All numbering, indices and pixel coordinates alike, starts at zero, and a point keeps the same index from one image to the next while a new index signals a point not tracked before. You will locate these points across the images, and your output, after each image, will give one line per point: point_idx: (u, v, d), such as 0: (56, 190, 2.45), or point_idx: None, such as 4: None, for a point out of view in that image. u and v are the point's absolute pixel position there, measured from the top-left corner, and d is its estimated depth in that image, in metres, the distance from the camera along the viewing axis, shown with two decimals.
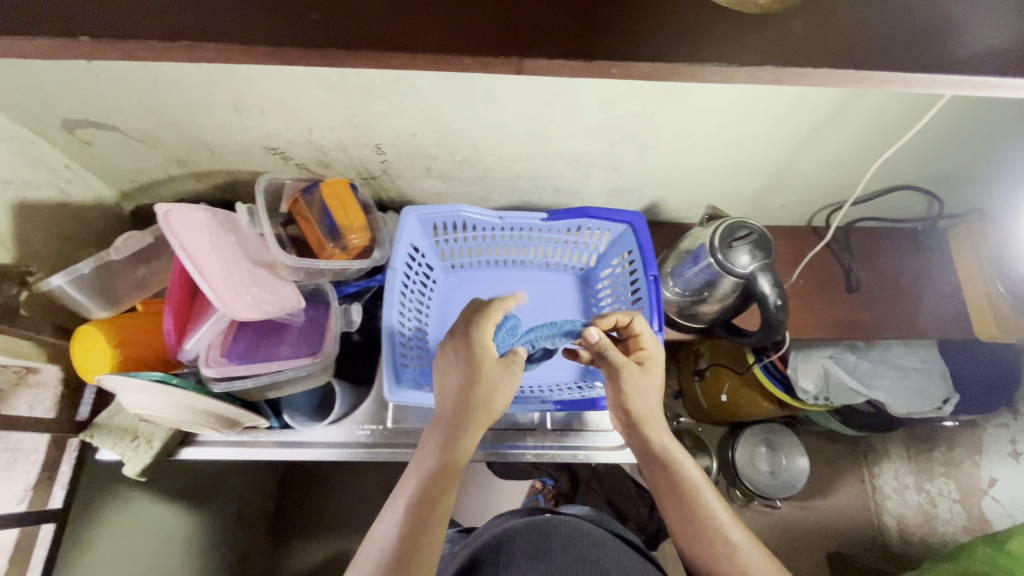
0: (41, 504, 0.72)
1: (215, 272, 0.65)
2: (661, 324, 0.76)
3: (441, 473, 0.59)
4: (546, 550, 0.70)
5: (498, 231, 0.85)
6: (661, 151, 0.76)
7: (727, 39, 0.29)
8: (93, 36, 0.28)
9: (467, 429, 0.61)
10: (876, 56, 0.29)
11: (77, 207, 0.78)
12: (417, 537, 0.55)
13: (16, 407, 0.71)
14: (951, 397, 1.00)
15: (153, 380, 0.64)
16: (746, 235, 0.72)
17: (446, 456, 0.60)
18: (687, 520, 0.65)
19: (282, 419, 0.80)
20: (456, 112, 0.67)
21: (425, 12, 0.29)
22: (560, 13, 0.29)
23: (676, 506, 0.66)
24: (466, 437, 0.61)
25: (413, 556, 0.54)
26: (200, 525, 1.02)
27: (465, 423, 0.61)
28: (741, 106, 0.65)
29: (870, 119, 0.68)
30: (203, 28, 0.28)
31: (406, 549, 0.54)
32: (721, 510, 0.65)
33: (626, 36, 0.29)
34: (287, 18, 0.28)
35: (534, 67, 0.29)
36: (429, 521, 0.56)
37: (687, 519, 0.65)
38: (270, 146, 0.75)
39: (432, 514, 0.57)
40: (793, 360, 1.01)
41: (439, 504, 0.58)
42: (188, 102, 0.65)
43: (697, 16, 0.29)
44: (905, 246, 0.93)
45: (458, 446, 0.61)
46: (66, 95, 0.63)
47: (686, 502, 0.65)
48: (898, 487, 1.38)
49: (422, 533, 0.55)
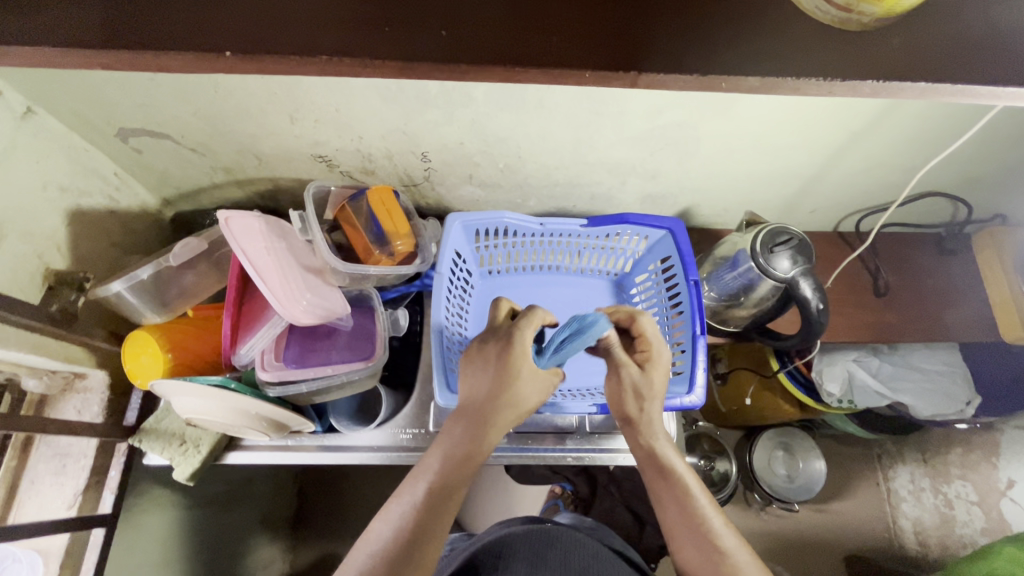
0: (90, 509, 0.73)
1: (274, 278, 0.67)
2: (703, 328, 0.77)
3: (445, 471, 0.57)
4: (546, 562, 0.71)
5: (537, 237, 0.87)
6: (701, 159, 0.77)
7: (829, 55, 0.31)
8: (237, 53, 0.30)
9: (487, 426, 0.58)
10: (971, 71, 0.30)
11: (124, 214, 0.79)
12: (412, 540, 0.53)
13: (63, 412, 0.73)
14: (973, 399, 1.00)
15: (210, 384, 0.65)
16: (788, 240, 0.74)
17: (450, 455, 0.58)
18: (686, 533, 0.60)
19: (326, 422, 0.81)
20: (507, 121, 0.68)
21: (544, 32, 0.30)
22: (670, 32, 0.31)
23: (678, 521, 0.61)
24: (479, 436, 0.58)
25: (422, 539, 0.53)
26: (230, 531, 1.02)
27: (492, 416, 0.58)
28: (786, 116, 0.67)
29: (909, 128, 0.70)
30: (339, 45, 0.30)
31: (408, 542, 0.53)
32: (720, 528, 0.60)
33: (734, 52, 0.31)
34: (419, 38, 0.30)
35: (648, 82, 0.30)
36: (438, 513, 0.55)
37: (688, 534, 0.60)
38: (318, 154, 0.76)
39: (435, 514, 0.55)
40: (817, 363, 1.02)
41: (440, 506, 0.55)
42: (244, 111, 0.66)
43: (800, 34, 0.31)
44: (931, 252, 0.94)
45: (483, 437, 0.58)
46: (126, 105, 0.65)
47: (692, 517, 0.61)
48: (914, 490, 1.35)
49: (416, 538, 0.53)
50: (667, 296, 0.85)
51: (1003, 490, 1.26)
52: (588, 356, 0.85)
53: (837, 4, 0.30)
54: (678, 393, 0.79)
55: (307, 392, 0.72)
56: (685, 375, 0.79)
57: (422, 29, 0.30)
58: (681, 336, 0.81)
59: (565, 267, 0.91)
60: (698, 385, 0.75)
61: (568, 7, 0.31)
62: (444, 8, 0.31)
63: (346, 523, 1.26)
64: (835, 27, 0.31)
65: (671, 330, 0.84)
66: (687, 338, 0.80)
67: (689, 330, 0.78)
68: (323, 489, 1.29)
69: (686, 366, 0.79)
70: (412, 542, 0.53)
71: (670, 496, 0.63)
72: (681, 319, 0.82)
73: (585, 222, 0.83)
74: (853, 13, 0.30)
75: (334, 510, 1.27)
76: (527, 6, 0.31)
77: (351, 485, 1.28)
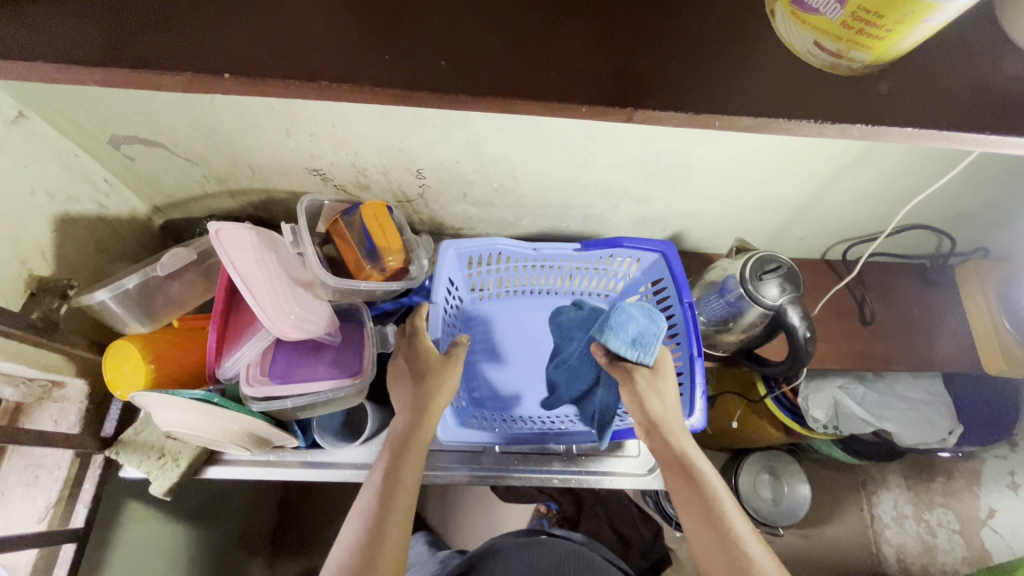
0: (62, 524, 0.70)
1: (263, 293, 0.65)
2: (700, 350, 0.78)
3: (399, 453, 0.61)
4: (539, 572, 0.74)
5: (531, 261, 0.87)
6: (693, 185, 0.78)
7: (820, 100, 0.31)
8: (233, 73, 0.29)
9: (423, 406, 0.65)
10: (949, 118, 0.31)
11: (113, 220, 0.78)
12: (381, 522, 0.55)
13: (39, 422, 0.72)
14: (955, 429, 1.01)
15: (192, 398, 0.63)
16: (777, 268, 0.74)
17: (404, 436, 0.63)
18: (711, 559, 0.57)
19: (308, 437, 0.78)
20: (502, 141, 0.68)
21: (538, 61, 0.31)
22: (668, 68, 0.31)
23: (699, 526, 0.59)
24: (429, 414, 0.64)
25: (386, 520, 0.55)
26: (205, 545, 0.99)
27: (424, 395, 0.65)
28: (775, 148, 0.68)
29: (896, 164, 0.71)
30: (335, 71, 0.30)
31: (375, 524, 0.55)
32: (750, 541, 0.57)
33: (729, 92, 0.31)
34: (418, 66, 0.30)
35: (644, 117, 0.31)
36: (395, 494, 0.57)
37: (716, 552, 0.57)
38: (313, 167, 0.76)
39: (399, 493, 0.58)
40: (804, 389, 1.02)
41: (401, 492, 0.58)
42: (240, 124, 0.66)
43: (791, 76, 0.32)
44: (914, 282, 0.96)
45: (421, 415, 0.64)
46: (119, 113, 0.64)
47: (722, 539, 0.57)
48: (896, 516, 1.31)
49: (386, 518, 0.55)
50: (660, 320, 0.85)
51: (982, 519, 1.19)
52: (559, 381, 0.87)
53: (828, 51, 0.30)
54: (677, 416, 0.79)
55: (293, 408, 0.71)
56: (684, 399, 0.79)
57: (422, 58, 0.31)
58: (679, 361, 0.82)
59: (557, 290, 0.91)
60: (699, 409, 0.75)
61: (567, 43, 0.32)
62: (443, 39, 0.31)
63: (327, 537, 1.23)
64: (826, 71, 0.32)
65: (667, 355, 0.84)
66: (684, 359, 0.81)
67: (687, 351, 0.79)
68: (304, 503, 1.26)
69: (685, 389, 0.79)
70: (383, 522, 0.55)
71: (694, 511, 0.59)
72: (676, 343, 0.83)
73: (579, 247, 0.83)
74: (843, 59, 0.31)
75: (317, 524, 1.24)
76: (529, 43, 0.31)
77: (333, 500, 1.26)
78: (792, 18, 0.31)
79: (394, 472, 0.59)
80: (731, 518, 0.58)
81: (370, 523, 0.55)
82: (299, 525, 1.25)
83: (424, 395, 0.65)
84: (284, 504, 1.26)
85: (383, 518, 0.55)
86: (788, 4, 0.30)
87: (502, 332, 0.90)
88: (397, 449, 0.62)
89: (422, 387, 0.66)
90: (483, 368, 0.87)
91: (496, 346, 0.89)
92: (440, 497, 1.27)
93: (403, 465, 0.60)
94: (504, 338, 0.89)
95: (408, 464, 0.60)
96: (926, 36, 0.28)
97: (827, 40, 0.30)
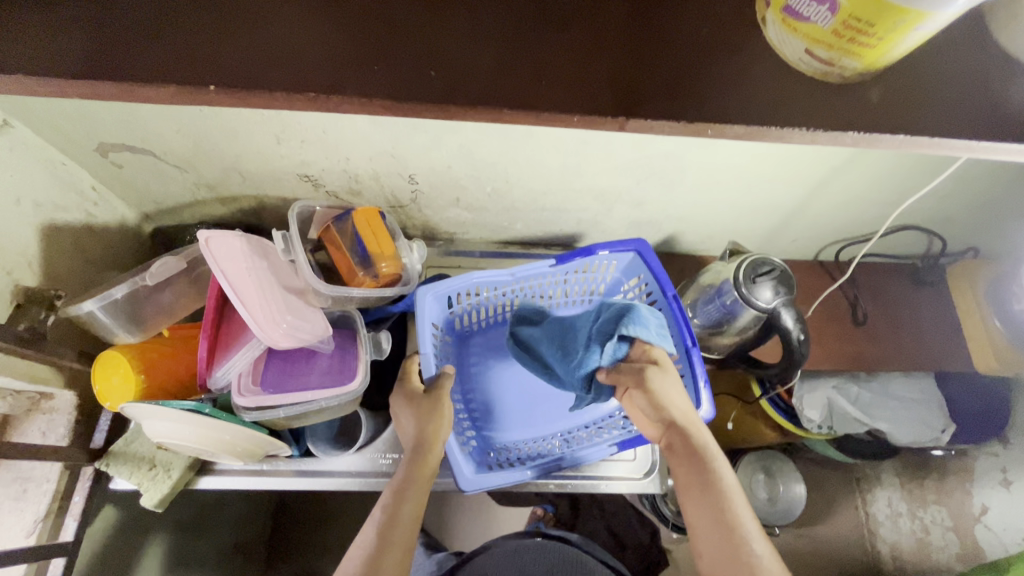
0: (51, 538, 0.69)
1: (254, 302, 0.65)
2: (693, 341, 0.79)
3: (400, 486, 0.60)
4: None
5: (509, 285, 0.85)
6: (686, 189, 0.78)
7: (810, 107, 0.31)
8: (220, 85, 0.29)
9: (427, 439, 0.64)
10: (939, 125, 0.31)
11: (101, 229, 0.77)
12: (380, 552, 0.54)
13: (28, 435, 0.69)
14: (948, 427, 1.02)
15: (182, 409, 0.63)
16: (770, 270, 0.74)
17: (406, 471, 0.62)
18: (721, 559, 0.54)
19: (303, 446, 0.78)
20: (494, 147, 0.68)
21: (530, 70, 0.31)
22: (659, 77, 0.31)
23: (708, 527, 0.57)
24: (432, 448, 0.64)
25: (386, 553, 0.55)
26: (199, 555, 0.98)
27: (426, 428, 0.65)
28: (766, 152, 0.68)
29: (885, 167, 0.72)
30: (324, 81, 0.29)
31: (375, 556, 0.54)
32: (757, 541, 0.54)
33: (718, 99, 0.31)
34: (409, 77, 0.30)
35: (636, 126, 0.31)
36: (396, 527, 0.57)
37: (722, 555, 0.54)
38: (304, 174, 0.75)
39: (400, 526, 0.57)
40: (798, 390, 1.02)
41: (401, 528, 0.57)
42: (230, 131, 0.66)
43: (781, 85, 0.32)
44: (906, 282, 0.96)
45: (426, 446, 0.64)
46: (106, 121, 0.63)
47: (731, 540, 0.54)
48: (891, 514, 1.32)
49: (386, 548, 0.55)
50: None
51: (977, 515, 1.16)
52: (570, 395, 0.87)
53: (819, 59, 0.30)
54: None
55: (286, 417, 0.70)
56: None
57: (412, 69, 0.30)
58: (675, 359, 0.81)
59: (543, 304, 0.91)
60: (705, 399, 0.75)
61: (558, 52, 0.31)
62: (433, 48, 0.31)
63: (322, 542, 1.23)
64: (817, 78, 0.32)
65: None
66: (679, 351, 0.80)
67: (680, 343, 0.79)
68: (299, 509, 1.25)
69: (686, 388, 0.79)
70: (381, 557, 0.54)
71: (705, 511, 0.57)
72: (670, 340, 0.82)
73: (553, 262, 0.80)
74: (835, 67, 0.31)
75: (312, 529, 1.24)
76: (522, 53, 0.31)
77: (329, 506, 1.25)
78: (783, 25, 0.31)
79: (395, 507, 0.58)
80: (738, 514, 0.56)
81: (368, 559, 0.54)
82: (295, 532, 1.24)
83: (425, 429, 0.65)
84: (279, 511, 1.25)
85: (384, 550, 0.55)
86: (780, 11, 0.30)
87: (494, 363, 0.89)
88: (399, 485, 0.61)
89: (423, 420, 0.66)
90: (484, 406, 0.86)
91: (487, 380, 0.88)
92: (437, 501, 1.27)
93: (404, 501, 0.59)
94: (497, 369, 0.89)
95: (409, 497, 0.60)
96: (917, 44, 0.28)
97: (818, 48, 0.30)
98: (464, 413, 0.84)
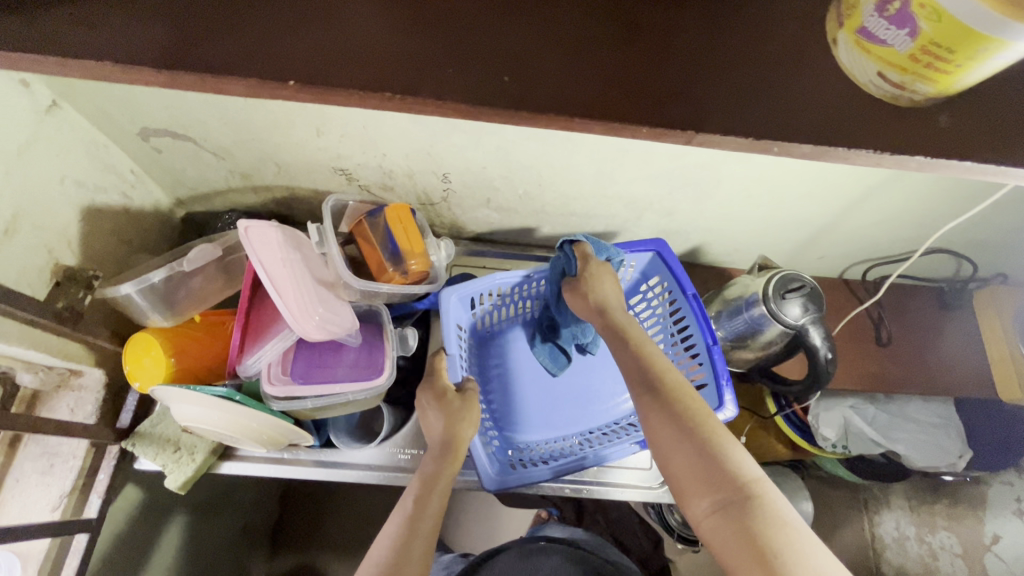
0: (75, 514, 0.70)
1: (290, 292, 0.65)
2: (714, 338, 0.78)
3: (428, 482, 0.61)
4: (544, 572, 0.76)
5: (529, 285, 0.85)
6: (719, 200, 0.78)
7: (872, 127, 0.32)
8: (299, 82, 0.30)
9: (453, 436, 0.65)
10: (1003, 151, 0.31)
11: (136, 211, 0.78)
12: (406, 542, 0.55)
13: (56, 411, 0.72)
14: (965, 453, 1.01)
15: (214, 395, 0.64)
16: (800, 287, 0.74)
17: (433, 467, 0.63)
18: (686, 456, 0.50)
19: (323, 436, 0.80)
20: (532, 150, 0.68)
21: (604, 79, 0.31)
22: (729, 92, 0.31)
23: (666, 433, 0.53)
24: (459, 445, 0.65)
25: (414, 543, 0.55)
26: (207, 538, 0.99)
27: (453, 426, 0.66)
28: (804, 169, 0.68)
29: (921, 189, 0.72)
30: (398, 81, 0.30)
31: (402, 545, 0.55)
32: (725, 438, 0.51)
33: (786, 119, 0.31)
34: (486, 78, 0.31)
35: (705, 139, 0.31)
36: (422, 519, 0.57)
37: (693, 460, 0.50)
38: (339, 167, 0.75)
39: (426, 518, 0.57)
40: (815, 407, 1.01)
41: (427, 519, 0.57)
42: (271, 122, 0.66)
43: (845, 107, 0.32)
44: (931, 306, 0.96)
45: (451, 442, 0.65)
46: (152, 106, 0.64)
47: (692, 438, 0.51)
48: (898, 537, 1.25)
49: (412, 538, 0.55)
50: (673, 324, 0.85)
51: (986, 544, 1.21)
52: (591, 393, 0.87)
53: (891, 82, 0.30)
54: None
55: (312, 408, 0.70)
56: (711, 389, 0.78)
57: (489, 73, 0.31)
58: (698, 363, 0.81)
59: None
60: (729, 399, 0.75)
61: (630, 63, 0.32)
62: (506, 53, 0.31)
63: (327, 532, 1.23)
64: (887, 101, 0.32)
65: (685, 367, 0.83)
66: (701, 348, 0.80)
67: (702, 341, 0.78)
68: (306, 498, 1.26)
69: (710, 385, 0.78)
70: (409, 547, 0.54)
71: (663, 419, 0.53)
72: (692, 342, 0.81)
73: None
74: (906, 91, 0.31)
75: (317, 520, 1.24)
76: (592, 63, 0.31)
77: (336, 495, 1.26)
78: (856, 47, 0.31)
79: (422, 500, 0.59)
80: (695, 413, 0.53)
81: (395, 549, 0.54)
82: (301, 520, 1.24)
83: (453, 427, 0.66)
84: (286, 499, 1.26)
85: (411, 540, 0.55)
86: (854, 33, 0.30)
87: (514, 363, 0.89)
88: (426, 477, 0.62)
89: (452, 418, 0.66)
90: (506, 406, 0.86)
91: (508, 379, 0.88)
92: None
93: (431, 494, 0.60)
94: (518, 369, 0.89)
95: (436, 492, 0.60)
96: (993, 71, 0.28)
97: (891, 71, 0.30)
98: (486, 414, 0.84)
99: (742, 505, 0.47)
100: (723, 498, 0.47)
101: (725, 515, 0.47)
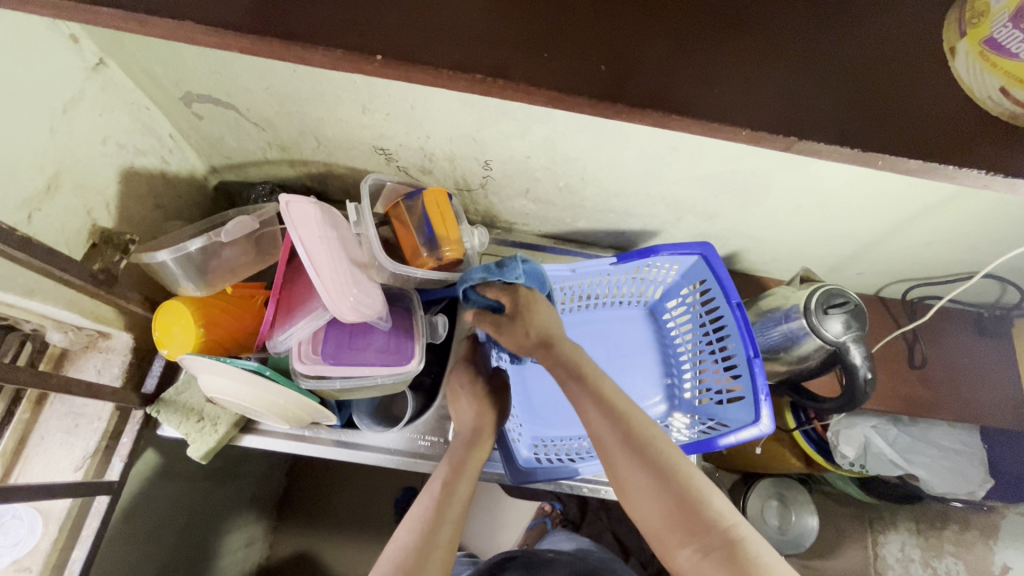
0: (98, 476, 0.70)
1: (326, 271, 0.64)
2: (756, 351, 0.75)
3: (455, 471, 0.61)
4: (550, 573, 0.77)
5: (567, 280, 0.83)
6: (765, 208, 0.76)
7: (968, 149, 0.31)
8: (386, 56, 0.30)
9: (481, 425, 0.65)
10: None
11: (172, 176, 0.77)
12: (434, 527, 0.55)
13: (84, 371, 0.72)
14: (986, 483, 0.93)
15: (245, 368, 0.63)
16: (844, 303, 0.72)
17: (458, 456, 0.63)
18: (662, 496, 0.50)
19: (344, 416, 0.79)
20: (581, 143, 0.66)
21: (705, 79, 0.31)
22: (832, 101, 0.31)
23: (638, 472, 0.52)
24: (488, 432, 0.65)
25: (442, 527, 0.55)
26: (218, 505, 1.00)
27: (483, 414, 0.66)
28: (862, 183, 0.66)
29: (978, 211, 0.69)
30: (483, 62, 0.30)
31: (431, 529, 0.54)
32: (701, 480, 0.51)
33: (881, 133, 0.31)
34: (581, 66, 0.31)
35: (803, 146, 0.31)
36: (450, 505, 0.57)
37: (671, 501, 0.50)
38: (380, 146, 0.74)
39: (453, 504, 0.57)
40: (835, 423, 0.93)
41: (455, 507, 0.57)
42: (317, 96, 0.64)
43: (933, 129, 0.31)
44: (969, 331, 0.93)
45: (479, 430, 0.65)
46: (201, 73, 0.63)
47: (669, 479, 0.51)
48: (902, 559, 1.23)
49: (440, 524, 0.55)
50: (711, 330, 0.83)
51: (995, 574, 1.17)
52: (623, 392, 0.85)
53: (1013, 98, 0.30)
54: (744, 420, 0.76)
55: (338, 389, 0.70)
56: (748, 402, 0.76)
57: (584, 60, 0.31)
58: (735, 371, 0.79)
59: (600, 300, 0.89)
60: (766, 413, 0.72)
61: (732, 64, 0.31)
62: (592, 40, 0.31)
63: (333, 509, 1.24)
64: (1005, 119, 0.31)
65: (721, 376, 0.81)
66: (739, 358, 0.78)
67: (742, 351, 0.76)
68: (313, 473, 1.26)
69: (748, 396, 0.76)
70: (437, 531, 0.54)
71: (634, 457, 0.52)
72: (729, 350, 0.80)
73: (614, 261, 0.78)
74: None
75: (323, 495, 1.25)
76: (692, 63, 0.31)
77: (343, 472, 1.26)
78: (979, 58, 0.30)
79: (450, 486, 0.59)
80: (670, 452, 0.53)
81: (424, 534, 0.54)
82: (307, 493, 1.25)
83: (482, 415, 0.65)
84: (294, 473, 1.26)
85: (439, 524, 0.55)
86: (978, 44, 0.30)
87: None
88: (454, 462, 0.62)
89: (481, 408, 0.66)
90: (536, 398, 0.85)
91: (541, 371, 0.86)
92: None
93: (460, 480, 0.60)
94: None
95: (463, 478, 0.60)
96: None
97: (1015, 87, 0.29)
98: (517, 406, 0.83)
99: (727, 551, 0.47)
100: (706, 540, 0.48)
101: (710, 557, 0.47)
